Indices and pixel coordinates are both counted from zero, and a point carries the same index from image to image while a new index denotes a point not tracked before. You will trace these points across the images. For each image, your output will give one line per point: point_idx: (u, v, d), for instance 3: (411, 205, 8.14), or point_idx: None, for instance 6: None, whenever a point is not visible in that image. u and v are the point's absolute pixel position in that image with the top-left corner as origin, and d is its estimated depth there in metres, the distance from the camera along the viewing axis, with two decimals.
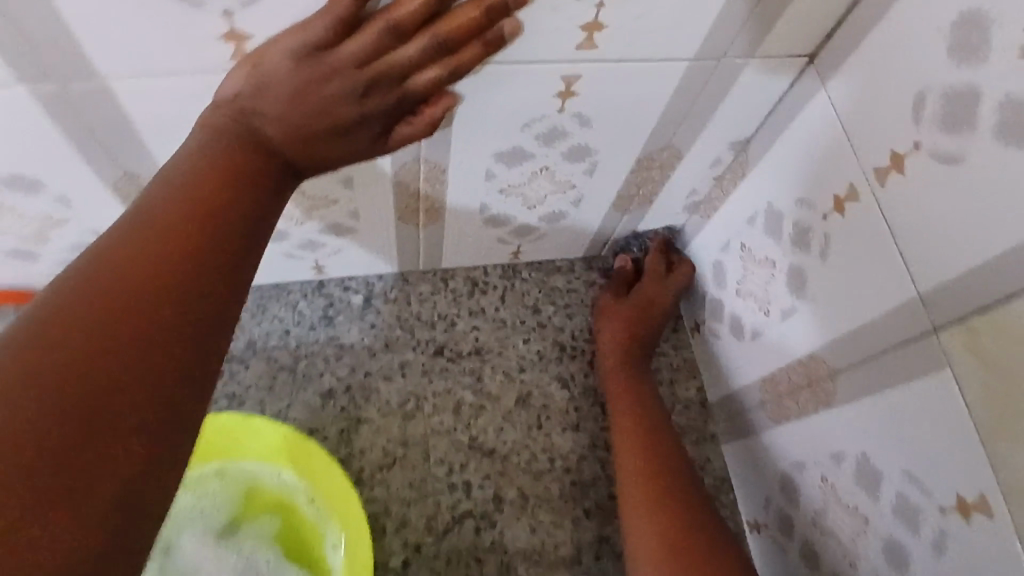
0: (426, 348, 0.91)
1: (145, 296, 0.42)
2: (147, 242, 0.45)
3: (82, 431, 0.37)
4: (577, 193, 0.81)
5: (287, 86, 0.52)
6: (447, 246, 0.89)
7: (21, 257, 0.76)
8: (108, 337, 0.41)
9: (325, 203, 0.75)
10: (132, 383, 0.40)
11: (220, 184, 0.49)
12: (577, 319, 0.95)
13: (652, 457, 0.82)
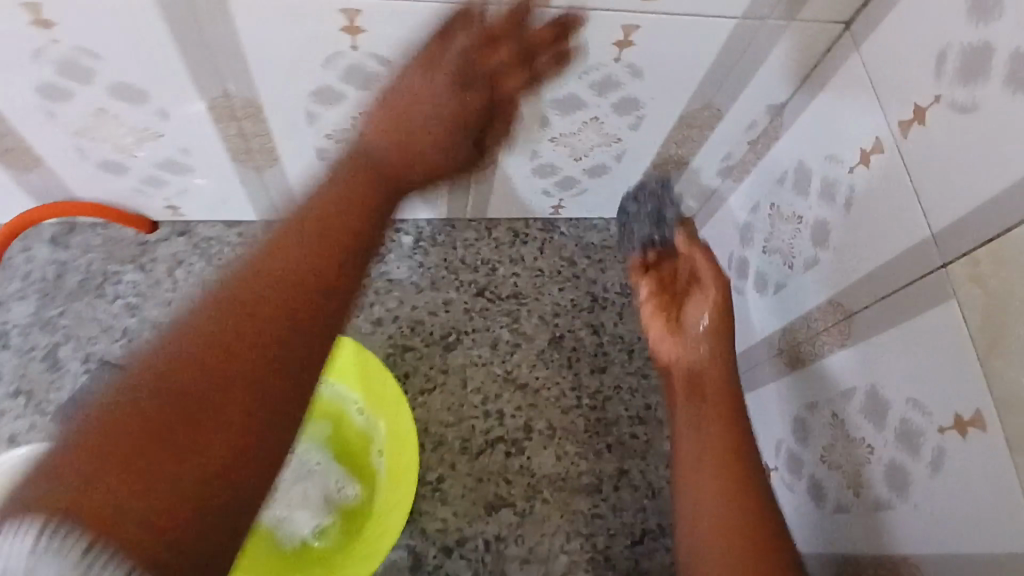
0: (468, 288, 0.98)
1: (217, 411, 0.48)
2: (213, 368, 0.48)
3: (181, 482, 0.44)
4: (620, 147, 0.88)
5: (376, 168, 0.63)
6: (494, 196, 0.96)
7: (110, 169, 0.82)
8: (165, 478, 0.44)
9: None
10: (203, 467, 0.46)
11: (286, 305, 0.52)
12: (610, 274, 1.02)
13: (732, 471, 0.71)
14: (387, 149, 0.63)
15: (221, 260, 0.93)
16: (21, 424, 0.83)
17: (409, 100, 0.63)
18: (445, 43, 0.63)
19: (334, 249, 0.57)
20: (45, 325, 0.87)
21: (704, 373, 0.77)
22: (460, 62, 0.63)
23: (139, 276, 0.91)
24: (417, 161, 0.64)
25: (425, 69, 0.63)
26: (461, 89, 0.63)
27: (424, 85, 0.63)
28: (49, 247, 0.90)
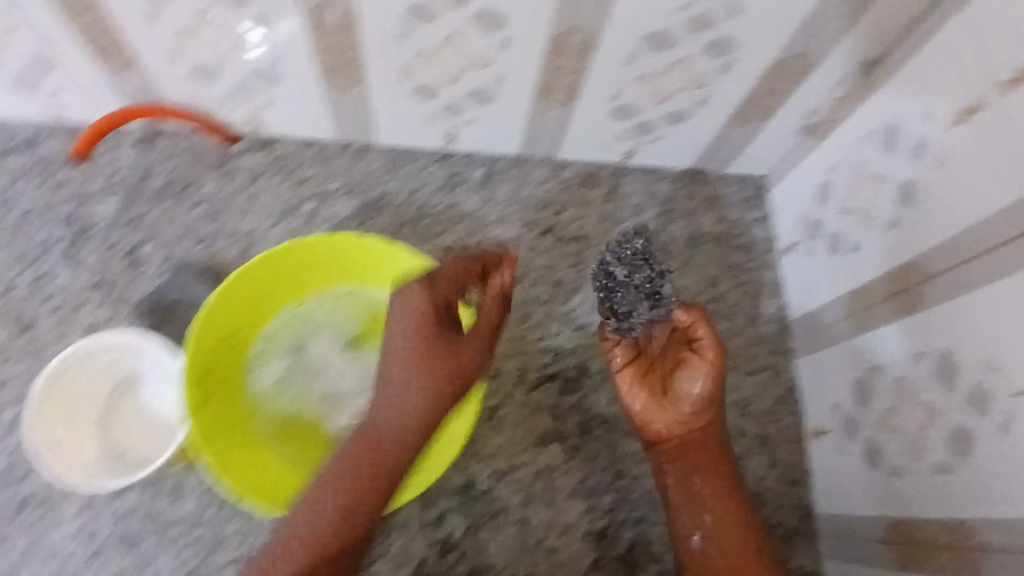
0: (535, 227, 0.98)
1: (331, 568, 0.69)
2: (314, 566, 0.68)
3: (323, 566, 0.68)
4: (706, 91, 0.87)
5: (373, 433, 0.70)
6: (569, 131, 0.94)
7: (203, 75, 0.83)
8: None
9: (479, 64, 0.82)
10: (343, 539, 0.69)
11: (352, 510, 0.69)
12: (676, 225, 1.01)
13: (744, 541, 0.75)
14: (393, 377, 0.70)
15: (298, 177, 0.95)
16: (101, 316, 0.86)
17: (389, 404, 0.70)
18: (419, 331, 0.70)
19: (385, 451, 0.70)
20: (129, 224, 0.90)
21: (705, 483, 0.78)
22: (427, 346, 0.70)
23: (219, 185, 0.93)
24: (418, 365, 0.69)
25: (410, 344, 0.70)
26: (438, 340, 0.70)
27: (409, 334, 0.70)
28: (135, 150, 0.92)
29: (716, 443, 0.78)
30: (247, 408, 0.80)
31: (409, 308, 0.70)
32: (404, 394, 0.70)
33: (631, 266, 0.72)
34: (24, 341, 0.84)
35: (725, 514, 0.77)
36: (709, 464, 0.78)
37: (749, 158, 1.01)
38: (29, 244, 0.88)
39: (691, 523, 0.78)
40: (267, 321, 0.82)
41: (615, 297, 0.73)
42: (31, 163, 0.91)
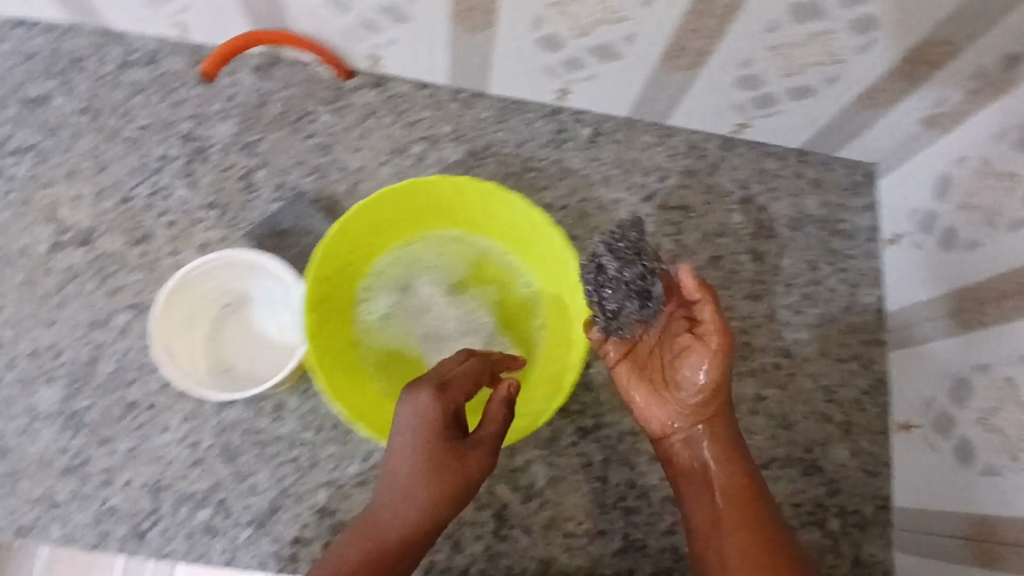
0: (638, 192, 0.97)
1: None
2: None
3: None
4: (837, 70, 0.84)
5: (374, 525, 0.67)
6: (685, 99, 0.93)
7: (332, 6, 0.82)
8: None
9: (611, 19, 0.79)
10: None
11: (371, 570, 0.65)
12: (780, 204, 1.00)
13: (760, 545, 0.69)
14: (398, 495, 0.67)
15: (409, 118, 0.95)
16: (213, 235, 0.87)
17: (395, 496, 0.67)
18: (423, 440, 0.67)
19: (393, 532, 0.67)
20: (244, 148, 0.91)
21: (717, 480, 0.74)
22: (437, 452, 0.67)
23: (333, 118, 0.93)
24: (416, 481, 0.67)
25: (416, 453, 0.67)
26: (448, 445, 0.68)
27: (416, 421, 0.68)
28: (253, 75, 0.93)
29: (729, 439, 0.74)
30: (355, 338, 0.82)
31: (414, 413, 0.68)
32: (409, 485, 0.67)
33: (622, 260, 0.72)
34: (139, 251, 0.86)
35: (747, 521, 0.71)
36: (721, 464, 0.74)
37: (864, 145, 0.98)
38: (148, 157, 0.89)
39: (707, 530, 0.73)
40: (377, 257, 0.84)
41: (604, 295, 0.73)
42: (154, 78, 0.92)
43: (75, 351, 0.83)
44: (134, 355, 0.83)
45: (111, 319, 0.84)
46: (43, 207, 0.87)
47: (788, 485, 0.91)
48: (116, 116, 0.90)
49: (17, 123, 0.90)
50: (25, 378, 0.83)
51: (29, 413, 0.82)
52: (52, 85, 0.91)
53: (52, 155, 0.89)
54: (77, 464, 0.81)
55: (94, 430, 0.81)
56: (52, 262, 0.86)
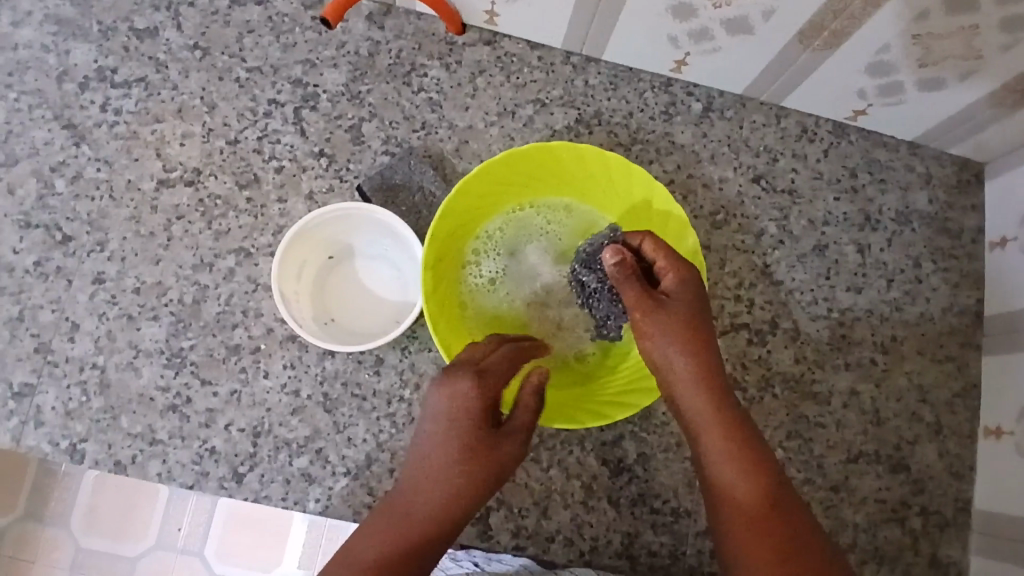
0: (746, 173, 0.95)
1: None
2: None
3: None
4: (976, 66, 0.80)
5: (403, 507, 0.65)
6: (807, 80, 0.89)
7: None
8: None
9: None
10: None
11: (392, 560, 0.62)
12: (888, 197, 0.97)
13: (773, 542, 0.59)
14: (424, 480, 0.65)
15: (520, 79, 0.92)
16: (320, 185, 0.86)
17: (429, 473, 0.65)
18: (454, 423, 0.66)
19: (417, 521, 0.64)
20: (354, 98, 0.89)
21: (713, 464, 0.63)
22: (472, 432, 0.66)
23: (443, 74, 0.91)
24: (444, 464, 0.65)
25: (448, 430, 0.66)
26: (483, 426, 0.66)
27: (449, 400, 0.67)
28: (365, 24, 0.91)
29: (719, 413, 0.64)
30: (464, 299, 0.82)
31: (452, 396, 0.67)
32: (433, 469, 0.65)
33: (599, 274, 0.80)
34: (246, 196, 0.85)
35: (752, 513, 0.60)
36: (717, 444, 0.63)
37: (980, 144, 0.94)
38: (258, 100, 0.88)
39: (715, 525, 0.63)
40: (487, 218, 0.82)
41: (592, 306, 0.81)
42: (265, 19, 0.89)
43: (180, 291, 0.83)
44: (239, 299, 0.83)
45: (218, 261, 0.84)
46: (151, 143, 0.86)
47: (872, 480, 0.91)
48: (226, 55, 0.88)
49: (126, 56, 0.88)
50: (130, 313, 0.83)
51: (131, 348, 0.82)
52: (162, 18, 0.89)
53: (161, 90, 0.87)
54: (177, 403, 0.81)
55: (197, 371, 0.82)
56: (159, 199, 0.85)
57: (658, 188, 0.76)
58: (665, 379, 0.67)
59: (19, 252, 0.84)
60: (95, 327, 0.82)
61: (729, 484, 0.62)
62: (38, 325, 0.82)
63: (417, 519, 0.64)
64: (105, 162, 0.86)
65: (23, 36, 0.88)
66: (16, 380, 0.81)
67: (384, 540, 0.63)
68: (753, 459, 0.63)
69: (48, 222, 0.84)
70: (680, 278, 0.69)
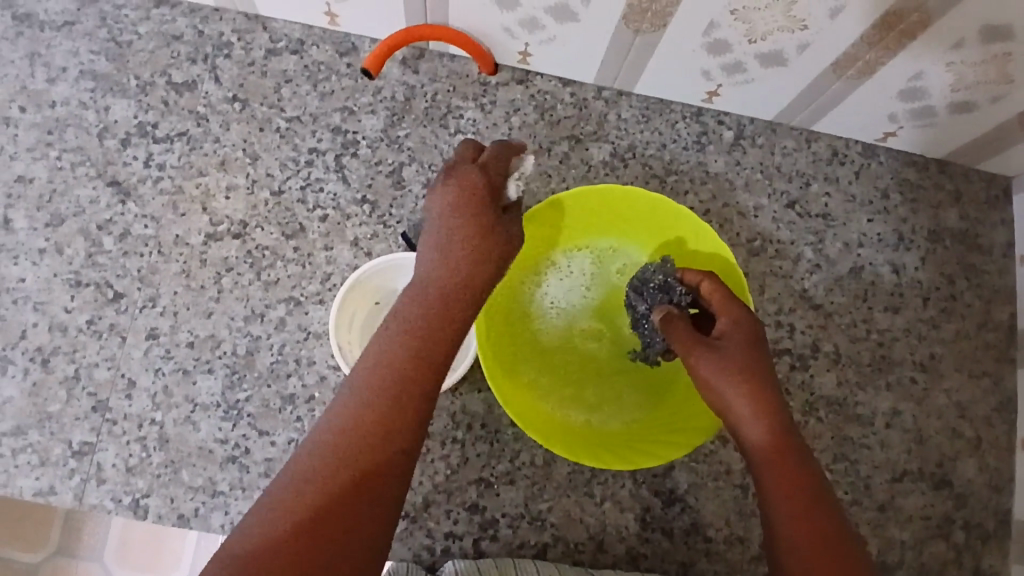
0: (780, 199, 0.96)
1: (395, 399, 0.59)
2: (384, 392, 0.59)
3: (394, 401, 0.58)
4: (1007, 90, 0.81)
5: (431, 292, 0.65)
6: (838, 107, 0.91)
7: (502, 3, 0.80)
8: (383, 413, 0.58)
9: (792, 27, 0.77)
10: (417, 373, 0.60)
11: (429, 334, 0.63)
12: (919, 216, 0.98)
13: (820, 550, 0.58)
14: (429, 303, 0.64)
15: (553, 117, 0.94)
16: (365, 232, 0.88)
17: (446, 263, 0.67)
18: (465, 227, 0.67)
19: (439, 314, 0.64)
20: (393, 143, 0.90)
21: (752, 455, 0.63)
22: (480, 226, 0.67)
23: (478, 115, 0.92)
24: (452, 275, 0.66)
25: (466, 225, 0.67)
26: (487, 219, 0.68)
27: (463, 190, 0.68)
28: (400, 68, 0.92)
29: (766, 425, 0.63)
30: (521, 353, 0.84)
31: (458, 190, 0.69)
32: (443, 276, 0.66)
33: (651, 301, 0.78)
34: (293, 245, 0.87)
35: (802, 507, 0.60)
36: (755, 432, 0.63)
37: (1007, 160, 0.95)
38: (299, 149, 0.89)
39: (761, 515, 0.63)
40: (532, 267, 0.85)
41: (641, 326, 0.79)
42: (302, 68, 0.91)
43: (233, 343, 0.84)
44: (291, 348, 0.84)
45: (269, 312, 0.85)
46: (196, 197, 0.88)
47: (917, 498, 0.92)
48: (265, 105, 0.90)
49: (165, 110, 0.90)
50: (185, 368, 0.84)
51: (188, 402, 0.83)
52: (199, 70, 0.91)
53: (203, 144, 0.89)
54: (236, 455, 0.82)
55: (254, 422, 0.83)
56: (207, 253, 0.86)
57: (687, 213, 0.79)
58: (714, 401, 0.66)
59: (71, 311, 0.85)
60: (152, 383, 0.84)
61: (764, 472, 0.62)
62: (94, 383, 0.84)
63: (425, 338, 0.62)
64: (151, 218, 0.87)
65: (60, 93, 0.90)
66: (75, 439, 0.83)
67: (405, 339, 0.62)
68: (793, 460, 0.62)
69: (99, 280, 0.86)
70: (741, 312, 0.69)
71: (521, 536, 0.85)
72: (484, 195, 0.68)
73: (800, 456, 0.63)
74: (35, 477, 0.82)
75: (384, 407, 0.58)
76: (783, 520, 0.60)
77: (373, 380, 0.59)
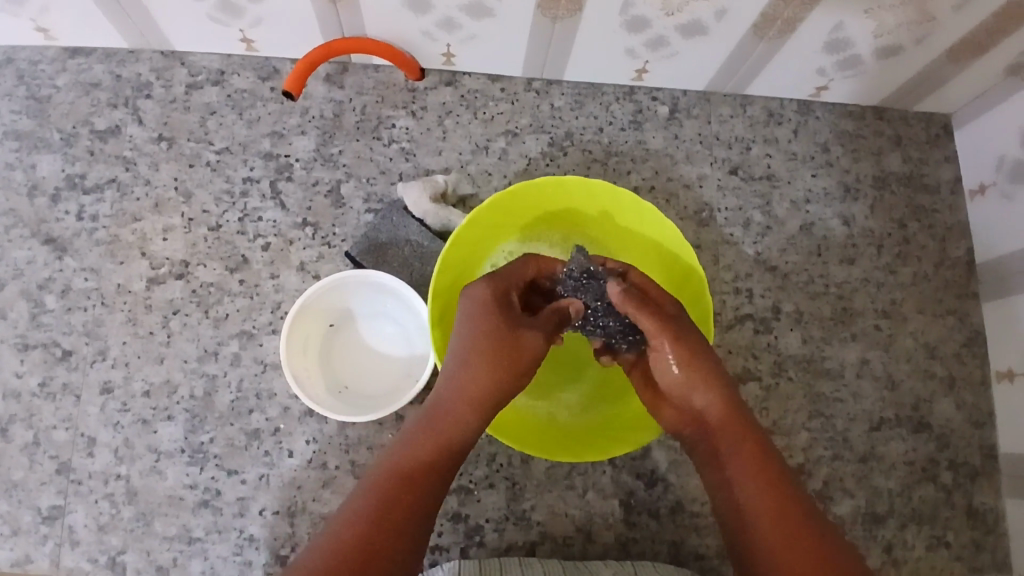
0: (722, 166, 0.96)
1: (411, 491, 0.59)
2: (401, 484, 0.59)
3: (409, 491, 0.59)
4: (928, 29, 0.81)
5: (453, 395, 0.63)
6: (767, 68, 0.91)
7: (414, 7, 0.79)
8: (400, 505, 0.58)
9: None
10: (433, 468, 0.61)
11: (449, 433, 0.62)
12: (862, 165, 0.99)
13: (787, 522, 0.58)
14: (453, 408, 0.63)
15: (486, 114, 0.93)
16: (310, 255, 0.86)
17: (460, 369, 0.64)
18: (479, 332, 0.65)
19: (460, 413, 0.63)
20: (327, 161, 0.89)
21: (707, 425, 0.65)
22: (498, 330, 0.65)
23: (411, 122, 0.91)
24: (473, 379, 0.63)
25: (482, 330, 0.65)
26: (507, 324, 0.66)
27: (479, 296, 0.67)
28: (325, 86, 0.91)
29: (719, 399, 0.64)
30: None
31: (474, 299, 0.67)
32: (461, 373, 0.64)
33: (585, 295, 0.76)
34: (239, 278, 0.85)
35: (762, 478, 0.60)
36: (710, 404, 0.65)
37: (941, 98, 0.96)
38: (232, 180, 0.88)
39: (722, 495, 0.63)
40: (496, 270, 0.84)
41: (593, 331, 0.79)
42: (225, 98, 0.90)
43: (189, 386, 0.83)
44: (250, 383, 0.83)
45: (222, 349, 0.84)
46: (134, 243, 0.86)
47: (898, 445, 0.92)
48: (193, 141, 0.89)
49: (92, 159, 0.88)
50: (143, 418, 0.82)
51: (152, 452, 0.81)
52: (121, 114, 0.89)
53: (134, 188, 0.87)
54: (208, 498, 0.81)
55: (221, 463, 0.81)
56: (151, 298, 0.85)
57: (630, 197, 0.80)
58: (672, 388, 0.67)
59: (22, 375, 0.83)
60: (112, 437, 0.82)
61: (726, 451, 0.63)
62: (54, 446, 0.82)
63: (425, 458, 0.61)
64: (91, 270, 0.85)
65: None
66: (43, 505, 0.81)
67: (430, 437, 0.62)
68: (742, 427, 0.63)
69: (46, 340, 0.84)
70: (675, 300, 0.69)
71: (508, 539, 0.84)
72: (498, 300, 0.67)
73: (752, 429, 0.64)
74: (8, 548, 0.80)
75: (403, 499, 0.58)
76: (748, 494, 0.60)
77: (392, 470, 0.60)
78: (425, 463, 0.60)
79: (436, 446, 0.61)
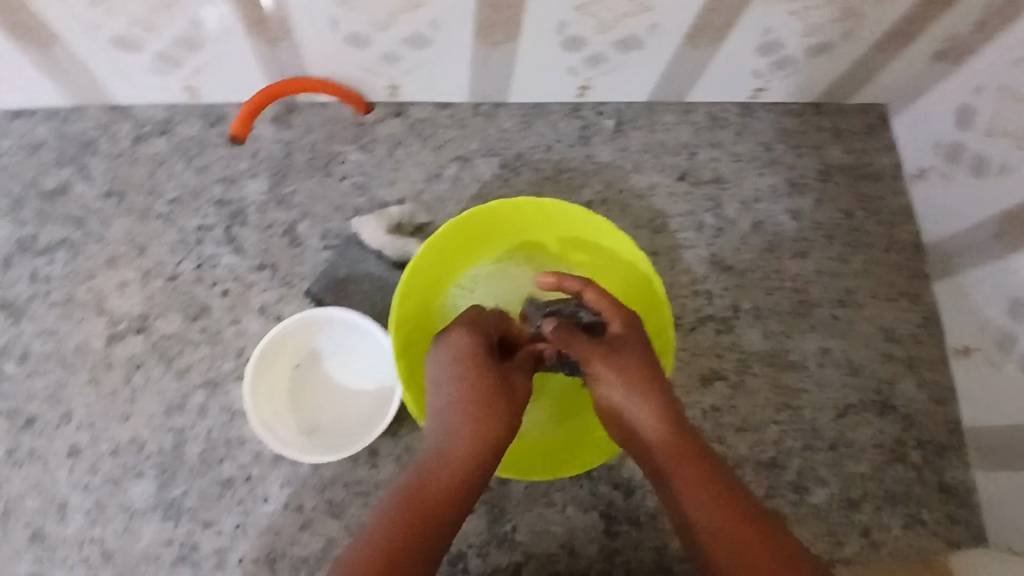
0: (671, 172, 0.98)
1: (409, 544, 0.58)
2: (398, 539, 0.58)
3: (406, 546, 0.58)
4: (853, 26, 0.85)
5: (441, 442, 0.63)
6: (705, 75, 0.93)
7: (354, 44, 0.80)
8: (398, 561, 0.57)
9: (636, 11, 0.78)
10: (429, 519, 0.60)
11: (443, 482, 0.61)
12: (806, 160, 1.01)
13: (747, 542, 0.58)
14: (448, 457, 0.62)
15: (436, 142, 0.94)
16: (270, 297, 0.86)
17: (448, 416, 0.64)
18: (462, 375, 0.65)
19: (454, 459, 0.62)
20: (281, 202, 0.89)
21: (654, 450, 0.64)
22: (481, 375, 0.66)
23: (362, 156, 0.92)
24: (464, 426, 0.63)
25: (465, 374, 0.65)
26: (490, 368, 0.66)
27: (459, 340, 0.68)
28: (273, 127, 0.92)
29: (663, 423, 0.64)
30: None
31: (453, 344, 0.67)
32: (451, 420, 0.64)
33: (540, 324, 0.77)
34: (200, 326, 0.85)
35: (715, 500, 0.60)
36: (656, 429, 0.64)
37: (875, 89, 0.99)
38: (186, 229, 0.88)
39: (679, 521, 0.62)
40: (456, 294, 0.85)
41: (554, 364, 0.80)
42: (172, 148, 0.90)
43: (158, 440, 0.82)
44: (220, 432, 0.82)
45: (188, 399, 0.83)
46: (90, 301, 0.85)
47: (866, 429, 0.94)
48: (143, 194, 0.88)
49: (41, 220, 0.87)
50: (113, 477, 0.81)
51: (124, 511, 0.80)
52: (67, 173, 0.88)
53: (86, 246, 0.87)
54: (186, 552, 0.80)
55: (196, 515, 0.80)
56: (112, 355, 0.84)
57: (582, 213, 0.82)
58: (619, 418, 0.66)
59: None
60: (82, 500, 0.81)
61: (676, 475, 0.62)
62: (23, 515, 0.80)
63: (421, 510, 0.60)
64: (48, 333, 0.84)
65: None
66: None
67: (424, 488, 0.61)
68: (690, 450, 0.63)
69: (7, 408, 0.82)
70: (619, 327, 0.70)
71: (493, 561, 0.84)
72: (481, 343, 0.68)
73: (698, 450, 0.64)
74: None
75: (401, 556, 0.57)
76: (702, 518, 0.60)
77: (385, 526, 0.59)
78: (420, 515, 0.60)
79: (431, 498, 0.61)
